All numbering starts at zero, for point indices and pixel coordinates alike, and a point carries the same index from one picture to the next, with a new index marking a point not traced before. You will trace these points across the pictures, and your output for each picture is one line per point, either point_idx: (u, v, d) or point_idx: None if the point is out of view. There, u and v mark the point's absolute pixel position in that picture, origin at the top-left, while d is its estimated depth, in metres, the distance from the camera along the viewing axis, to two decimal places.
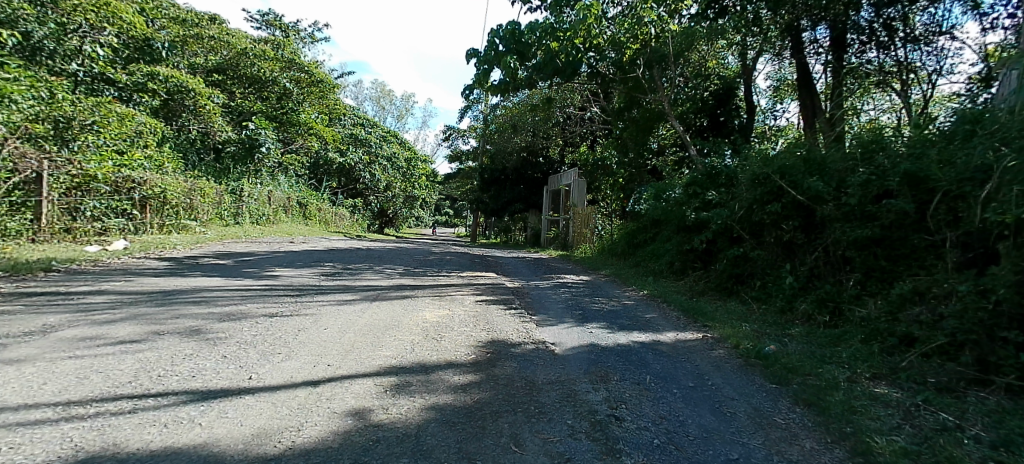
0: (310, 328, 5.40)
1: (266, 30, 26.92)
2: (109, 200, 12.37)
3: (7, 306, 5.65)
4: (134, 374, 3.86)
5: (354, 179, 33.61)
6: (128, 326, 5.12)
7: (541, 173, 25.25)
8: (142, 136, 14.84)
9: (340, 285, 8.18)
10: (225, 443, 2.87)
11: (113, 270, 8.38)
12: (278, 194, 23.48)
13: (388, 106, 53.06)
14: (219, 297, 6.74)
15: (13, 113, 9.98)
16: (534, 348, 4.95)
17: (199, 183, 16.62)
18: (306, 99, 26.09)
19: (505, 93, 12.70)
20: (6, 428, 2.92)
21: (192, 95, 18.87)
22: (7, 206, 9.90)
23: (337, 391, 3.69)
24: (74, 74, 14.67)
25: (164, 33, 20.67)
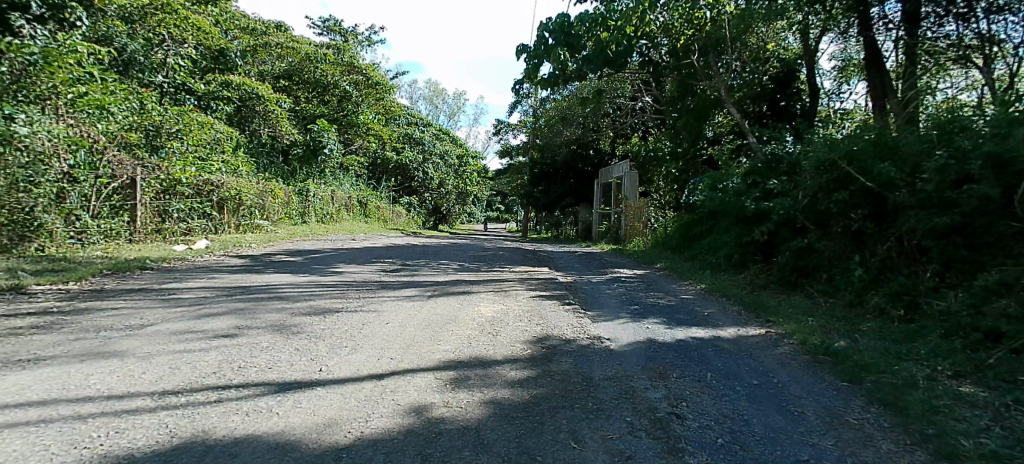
0: (374, 322, 5.58)
1: (327, 35, 27.93)
2: (192, 203, 13.21)
3: (112, 301, 6.17)
4: (218, 365, 4.12)
5: (409, 177, 34.38)
6: (214, 321, 5.45)
7: (593, 166, 25.03)
8: (219, 142, 15.62)
9: (401, 281, 8.41)
10: (305, 432, 3.02)
11: (197, 268, 8.95)
12: (341, 195, 24.33)
13: (441, 105, 53.94)
14: (291, 293, 7.07)
15: (110, 123, 11.10)
16: (590, 343, 4.92)
17: (270, 185, 17.42)
18: (364, 101, 26.78)
19: (555, 86, 12.68)
20: (114, 414, 3.18)
21: (263, 102, 19.87)
22: (109, 208, 10.81)
23: (401, 384, 3.80)
24: (161, 85, 15.69)
25: (237, 43, 21.78)
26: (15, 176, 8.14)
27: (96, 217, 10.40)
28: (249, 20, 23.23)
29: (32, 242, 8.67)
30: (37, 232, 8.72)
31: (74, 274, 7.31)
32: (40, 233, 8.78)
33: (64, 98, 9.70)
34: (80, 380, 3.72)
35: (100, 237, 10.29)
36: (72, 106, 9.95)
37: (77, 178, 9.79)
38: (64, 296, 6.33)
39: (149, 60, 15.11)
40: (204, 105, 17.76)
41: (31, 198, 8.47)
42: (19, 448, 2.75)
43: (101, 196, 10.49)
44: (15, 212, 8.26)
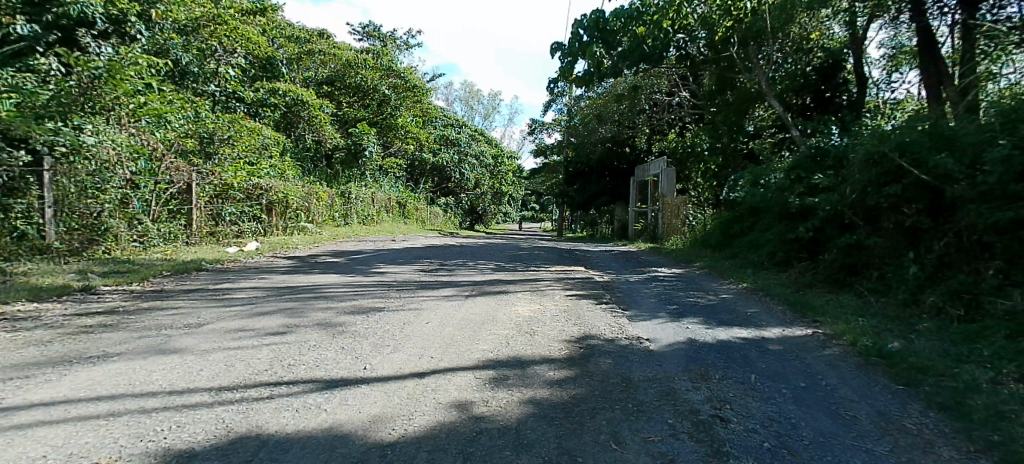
0: (414, 322, 5.64)
1: (366, 40, 28.48)
2: (244, 206, 13.70)
3: (173, 300, 6.46)
4: (270, 363, 4.24)
5: (446, 178, 34.70)
6: (265, 320, 5.63)
7: (628, 164, 24.79)
8: (267, 147, 16.12)
9: (440, 281, 8.49)
10: (351, 428, 3.07)
11: (249, 268, 9.27)
12: (381, 196, 24.78)
13: (477, 106, 54.34)
14: (336, 293, 7.23)
15: (168, 131, 11.61)
16: (629, 343, 4.85)
17: (314, 188, 17.89)
18: (403, 104, 27.17)
19: (589, 84, 12.53)
20: (175, 408, 3.33)
21: (307, 107, 20.43)
22: (168, 213, 11.31)
23: (441, 382, 3.82)
24: (213, 94, 16.32)
25: (282, 51, 22.46)
26: (82, 183, 9.05)
27: (157, 221, 10.95)
28: (293, 29, 23.92)
29: (100, 244, 9.32)
30: (104, 236, 9.41)
31: (139, 275, 7.70)
32: (107, 236, 9.45)
33: (126, 108, 10.28)
34: (145, 376, 3.90)
35: (161, 240, 10.79)
36: (133, 116, 10.51)
37: (138, 185, 10.39)
38: (130, 296, 6.66)
39: (202, 71, 15.97)
40: (253, 113, 18.40)
41: (99, 203, 9.32)
42: (92, 440, 2.89)
43: (161, 201, 11.09)
44: (84, 216, 9.13)
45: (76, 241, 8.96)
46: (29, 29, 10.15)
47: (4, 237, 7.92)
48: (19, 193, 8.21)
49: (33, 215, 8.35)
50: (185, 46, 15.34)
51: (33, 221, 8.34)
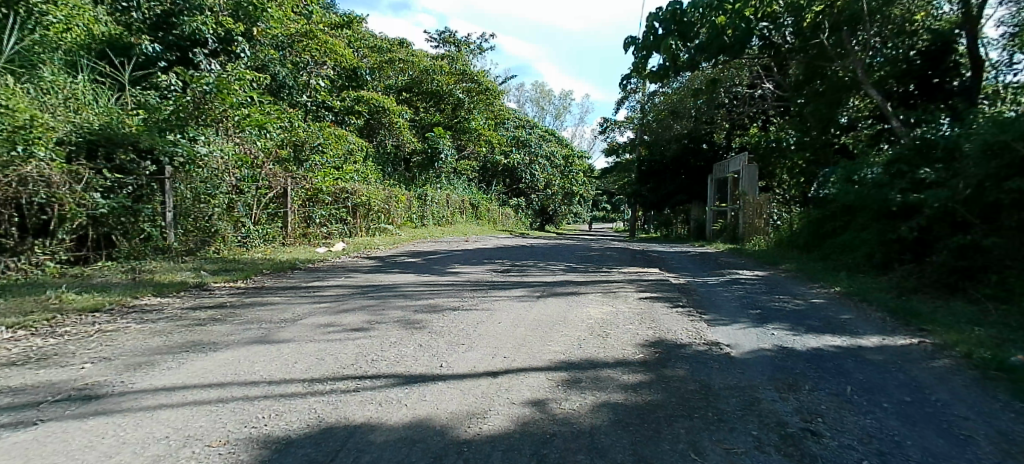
0: (487, 321, 5.68)
1: (443, 47, 29.26)
2: (331, 209, 14.44)
3: (269, 296, 6.91)
4: (355, 357, 4.41)
5: (517, 179, 34.92)
6: (350, 316, 5.88)
7: (706, 161, 24.08)
8: (352, 153, 16.88)
9: (513, 281, 8.52)
10: (430, 423, 3.12)
11: (336, 268, 9.75)
12: (455, 198, 25.33)
13: (548, 106, 54.43)
14: (414, 291, 7.44)
15: (269, 141, 12.33)
16: (707, 349, 4.62)
17: (394, 191, 18.57)
18: (476, 107, 27.65)
19: (664, 79, 12.21)
20: (272, 398, 3.55)
21: (388, 114, 21.27)
22: (268, 215, 12.14)
23: (515, 382, 3.80)
24: (305, 104, 17.35)
25: (366, 61, 23.52)
26: (196, 189, 9.98)
27: (257, 224, 11.75)
28: (375, 39, 25.01)
29: (211, 246, 10.19)
30: (215, 236, 10.30)
31: (242, 273, 8.33)
32: (217, 238, 10.34)
33: (233, 120, 11.10)
34: (249, 366, 4.21)
35: (260, 241, 11.59)
36: (239, 128, 11.28)
37: (243, 190, 11.22)
38: (235, 292, 7.19)
39: (296, 83, 16.91)
40: (339, 121, 19.42)
41: (210, 208, 10.23)
42: (204, 423, 3.15)
43: (261, 205, 11.91)
44: (198, 219, 10.04)
45: (193, 242, 9.91)
46: (152, 49, 13.36)
47: (134, 238, 8.89)
48: (146, 200, 9.17)
49: (158, 218, 9.26)
50: (281, 61, 16.41)
51: (158, 223, 9.26)
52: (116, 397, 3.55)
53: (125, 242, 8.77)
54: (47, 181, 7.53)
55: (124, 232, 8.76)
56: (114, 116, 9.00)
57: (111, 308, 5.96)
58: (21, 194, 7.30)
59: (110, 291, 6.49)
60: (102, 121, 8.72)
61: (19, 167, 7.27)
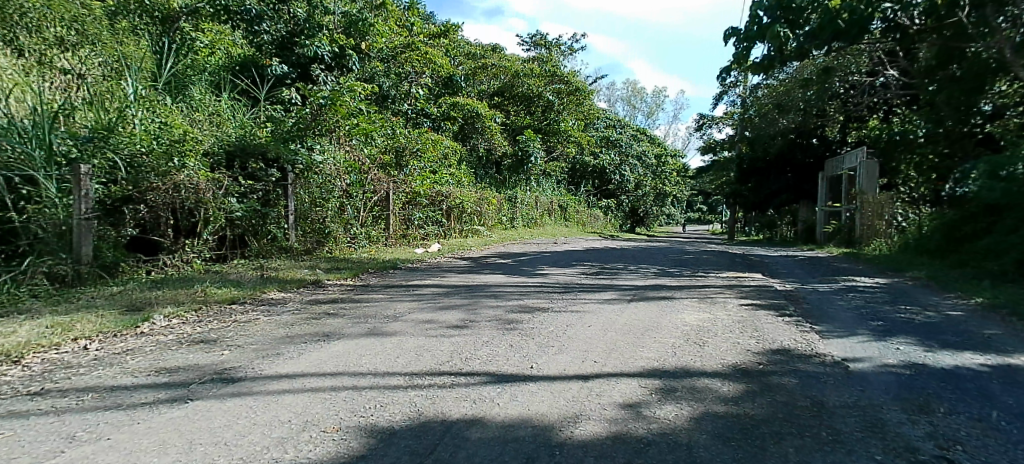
0: (577, 324, 5.64)
1: (534, 49, 29.53)
2: (428, 211, 15.02)
3: (371, 294, 7.34)
4: (450, 354, 4.57)
5: (607, 180, 34.41)
6: (445, 314, 6.09)
7: (815, 157, 22.60)
8: (447, 157, 17.44)
9: (603, 284, 8.41)
10: (524, 423, 3.17)
11: (432, 268, 10.14)
12: (544, 200, 25.44)
13: (640, 103, 53.28)
14: (505, 292, 7.56)
15: (372, 148, 13.11)
16: (820, 362, 4.29)
17: (485, 194, 18.98)
18: (566, 108, 27.63)
19: (769, 70, 11.52)
20: (375, 390, 3.76)
21: (481, 119, 21.82)
22: (373, 218, 12.84)
23: (607, 387, 3.76)
24: (405, 112, 18.21)
25: (461, 67, 24.29)
26: (313, 194, 10.87)
27: (361, 225, 12.35)
28: (469, 46, 25.71)
29: (326, 246, 11.03)
30: (328, 238, 11.09)
31: (351, 271, 8.92)
32: (330, 239, 11.11)
33: (344, 129, 11.95)
34: (356, 358, 4.49)
35: (366, 242, 12.26)
36: (348, 137, 12.16)
37: (352, 194, 11.94)
38: (345, 289, 7.69)
39: (398, 91, 17.85)
40: (436, 126, 20.20)
41: (325, 211, 11.05)
42: (320, 410, 3.40)
43: (367, 207, 12.58)
44: (315, 222, 10.88)
45: (310, 242, 10.77)
46: (283, 70, 14.67)
47: (263, 238, 9.86)
48: (272, 203, 10.11)
49: (282, 220, 10.15)
50: (386, 72, 17.38)
51: (282, 225, 10.13)
52: (248, 381, 3.93)
53: (255, 242, 9.77)
54: (196, 188, 8.50)
55: (255, 233, 9.75)
56: (248, 130, 10.15)
57: (245, 301, 6.64)
58: (179, 198, 8.36)
59: (243, 286, 7.19)
60: (239, 135, 9.84)
61: (175, 175, 8.29)
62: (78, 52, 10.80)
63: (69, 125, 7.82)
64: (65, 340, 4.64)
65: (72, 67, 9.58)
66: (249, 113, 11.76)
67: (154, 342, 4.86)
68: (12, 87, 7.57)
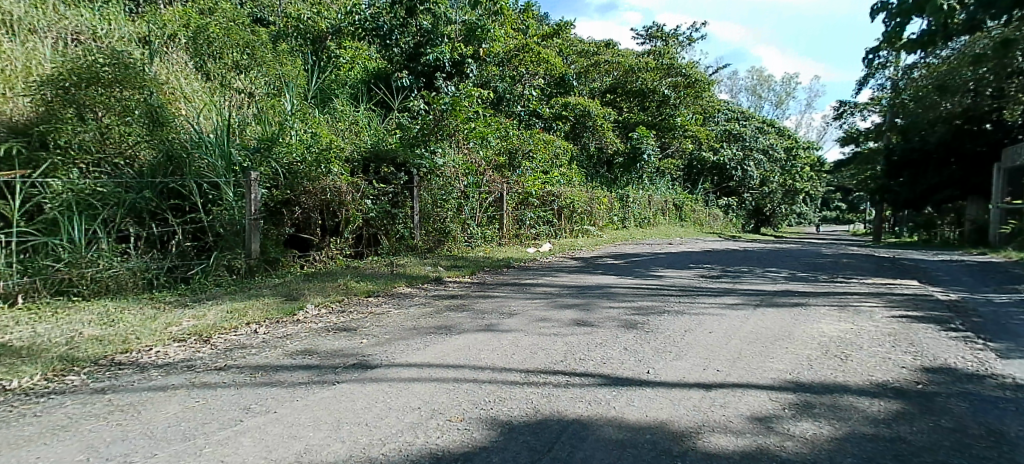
0: (698, 330, 5.42)
1: (649, 42, 28.71)
2: (540, 211, 15.18)
3: (488, 291, 7.59)
4: (564, 354, 4.61)
5: (727, 177, 32.51)
6: (559, 313, 6.15)
7: (989, 144, 19.51)
8: (558, 157, 17.48)
9: (725, 288, 7.98)
10: (644, 430, 3.11)
11: (544, 267, 10.25)
12: (658, 199, 24.65)
13: (766, 94, 49.70)
14: (619, 293, 7.45)
15: (488, 150, 13.54)
16: (996, 386, 3.74)
17: (596, 193, 18.79)
18: (683, 102, 26.53)
19: (930, 46, 10.24)
20: (496, 384, 3.89)
21: (592, 118, 21.65)
22: (488, 217, 13.25)
23: (732, 398, 3.57)
24: (518, 113, 18.57)
25: (573, 66, 24.30)
26: (435, 195, 11.39)
27: (478, 225, 12.79)
28: (583, 44, 25.64)
29: (446, 245, 11.56)
30: (448, 237, 11.60)
31: (468, 269, 9.27)
32: (450, 238, 11.65)
33: (463, 133, 12.49)
34: (476, 353, 4.68)
35: (481, 241, 12.66)
36: (466, 140, 12.68)
37: (469, 195, 12.39)
38: (463, 286, 8.02)
39: (512, 93, 18.25)
40: (548, 126, 20.38)
41: (445, 211, 11.60)
42: (444, 400, 3.60)
43: (482, 207, 13.00)
44: (437, 222, 11.44)
45: (432, 241, 11.34)
46: (409, 81, 15.68)
47: (393, 238, 10.61)
48: (401, 204, 10.79)
49: (409, 220, 10.83)
50: (501, 76, 17.90)
51: (408, 224, 10.83)
52: (380, 368, 4.25)
53: (386, 241, 10.52)
54: (338, 190, 9.36)
55: (386, 232, 10.53)
56: (380, 137, 10.97)
57: (377, 294, 7.19)
58: (325, 199, 9.29)
59: (376, 281, 7.79)
60: (373, 141, 10.68)
61: (323, 179, 9.20)
62: (246, 73, 12.40)
63: (242, 137, 8.98)
64: (241, 324, 5.35)
65: (245, 87, 11.08)
66: (382, 122, 12.61)
67: (306, 328, 5.43)
68: (201, 107, 9.01)
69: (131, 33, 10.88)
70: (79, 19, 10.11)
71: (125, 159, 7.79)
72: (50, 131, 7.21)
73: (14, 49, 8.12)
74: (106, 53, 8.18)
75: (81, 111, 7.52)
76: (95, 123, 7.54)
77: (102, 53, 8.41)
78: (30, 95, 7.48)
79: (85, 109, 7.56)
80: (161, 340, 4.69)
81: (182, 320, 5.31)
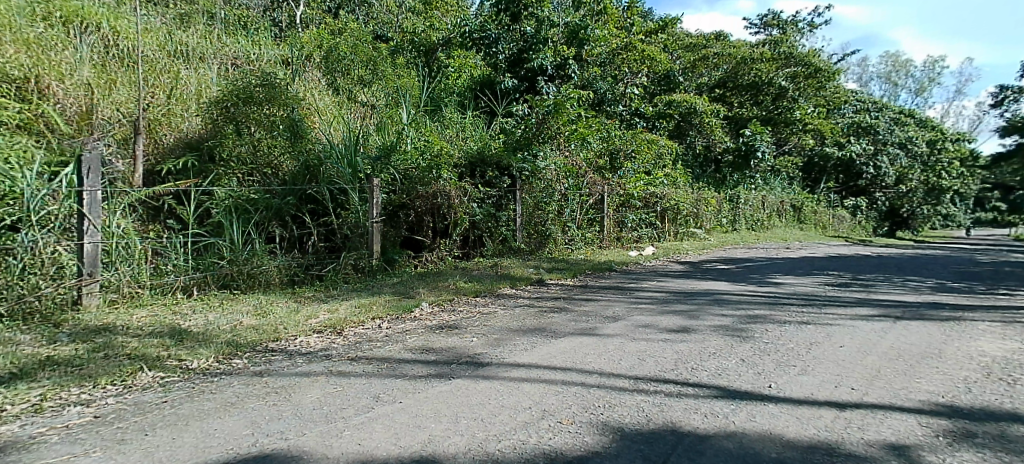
0: (825, 343, 5.03)
1: (764, 32, 26.98)
2: (642, 213, 14.82)
3: (592, 294, 7.56)
4: (675, 362, 4.50)
5: (855, 175, 29.64)
6: (668, 319, 5.98)
7: None
8: (662, 157, 16.93)
9: (855, 298, 7.30)
10: (770, 447, 2.97)
11: (648, 271, 9.99)
12: (772, 200, 23.06)
13: (903, 81, 44.69)
14: (732, 300, 7.09)
15: (589, 152, 13.48)
16: None
17: (703, 194, 17.96)
18: (803, 94, 24.58)
19: None
20: (606, 389, 3.89)
21: (700, 114, 20.80)
22: (589, 220, 13.18)
23: (870, 421, 3.29)
24: (621, 113, 18.28)
25: (680, 62, 23.46)
26: (536, 198, 11.57)
27: (579, 227, 12.76)
28: (691, 37, 24.64)
29: (547, 247, 11.68)
30: (549, 239, 11.73)
31: (570, 272, 9.29)
32: (550, 240, 11.75)
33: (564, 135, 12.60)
34: (583, 356, 4.70)
35: (582, 243, 12.61)
36: (567, 142, 12.71)
37: (569, 198, 12.42)
38: (567, 288, 8.05)
39: (614, 93, 18.00)
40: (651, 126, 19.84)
41: (546, 214, 11.71)
42: (555, 401, 3.66)
43: (583, 210, 12.96)
44: (538, 224, 11.58)
45: (533, 243, 11.51)
46: (512, 85, 16.06)
47: (497, 240, 10.83)
48: (504, 207, 11.09)
49: (512, 223, 11.08)
50: (603, 75, 17.73)
51: (511, 227, 11.08)
52: (493, 367, 4.41)
53: (491, 243, 10.74)
54: (448, 195, 9.78)
55: (491, 235, 10.76)
56: (485, 142, 11.35)
57: (484, 294, 7.43)
58: (436, 203, 9.71)
59: (484, 282, 8.07)
60: (479, 146, 11.07)
61: (434, 184, 9.66)
62: (366, 86, 13.41)
63: (365, 146, 9.75)
64: (367, 318, 5.80)
65: (368, 100, 12.15)
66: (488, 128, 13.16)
67: (422, 325, 5.77)
68: (331, 120, 9.93)
69: (275, 55, 12.23)
70: (235, 45, 11.69)
71: (271, 168, 8.68)
72: (216, 145, 8.40)
73: (189, 76, 9.61)
74: (259, 75, 9.33)
75: (239, 127, 8.69)
76: (248, 138, 8.59)
77: (255, 75, 9.58)
78: (199, 115, 8.93)
79: (242, 125, 8.72)
80: (303, 331, 5.22)
81: (318, 313, 5.87)
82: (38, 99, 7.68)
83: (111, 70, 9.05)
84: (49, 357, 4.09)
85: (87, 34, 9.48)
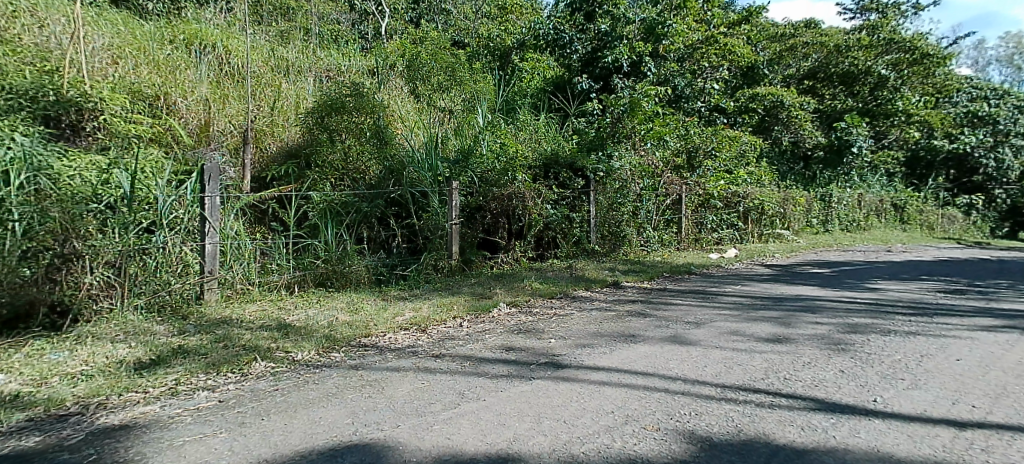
0: (938, 356, 4.63)
1: (860, 16, 25.07)
2: (723, 213, 14.24)
3: (671, 298, 7.37)
4: (766, 371, 4.32)
5: (968, 171, 26.85)
6: (755, 326, 5.74)
7: None
8: (745, 155, 16.15)
9: (971, 307, 6.64)
10: None
11: (729, 274, 9.60)
12: (870, 198, 21.35)
13: None
14: (825, 306, 6.68)
15: (667, 151, 13.11)
16: None
17: (791, 193, 16.95)
18: (906, 82, 22.57)
19: None
20: (692, 397, 3.80)
21: (787, 108, 19.71)
22: (665, 221, 12.85)
23: (996, 443, 3.01)
24: (700, 109, 17.63)
25: (765, 53, 22.28)
26: (611, 199, 11.44)
27: (655, 229, 12.46)
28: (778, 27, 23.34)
29: (622, 248, 11.50)
30: (624, 241, 11.55)
31: (647, 274, 9.11)
32: (625, 241, 11.56)
33: (640, 134, 12.40)
34: (665, 362, 4.61)
35: (659, 245, 12.31)
36: (642, 141, 12.45)
37: (646, 198, 12.17)
38: (644, 291, 7.91)
39: (693, 89, 17.39)
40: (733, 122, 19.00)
41: (621, 215, 11.53)
42: (639, 406, 3.63)
43: (659, 211, 12.65)
44: (612, 226, 11.44)
45: (608, 244, 11.40)
46: (587, 84, 15.99)
47: (571, 242, 10.81)
48: (578, 208, 11.04)
49: (586, 224, 11.02)
50: (682, 71, 17.18)
51: (586, 228, 11.02)
52: (574, 369, 4.43)
53: (564, 244, 10.74)
54: (522, 197, 9.86)
55: (564, 236, 10.75)
56: (559, 143, 11.40)
57: (561, 296, 7.45)
58: (511, 205, 9.84)
59: (560, 283, 8.09)
60: (553, 148, 11.11)
61: (508, 186, 9.79)
62: (444, 90, 13.78)
63: (445, 150, 10.06)
64: (448, 317, 6.00)
65: (446, 105, 12.50)
66: (562, 129, 13.21)
67: (501, 325, 5.89)
68: (412, 126, 10.35)
69: (362, 65, 12.90)
70: (327, 57, 12.45)
71: (360, 174, 9.14)
72: (313, 152, 9.00)
73: (289, 89, 10.36)
74: (350, 86, 9.88)
75: (332, 135, 9.24)
76: (340, 145, 9.12)
77: (345, 85, 10.16)
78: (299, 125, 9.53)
79: (334, 133, 9.25)
80: (392, 327, 5.48)
81: (404, 311, 6.14)
82: (166, 115, 8.63)
83: (225, 85, 9.98)
84: (180, 346, 4.57)
85: (206, 51, 10.47)
